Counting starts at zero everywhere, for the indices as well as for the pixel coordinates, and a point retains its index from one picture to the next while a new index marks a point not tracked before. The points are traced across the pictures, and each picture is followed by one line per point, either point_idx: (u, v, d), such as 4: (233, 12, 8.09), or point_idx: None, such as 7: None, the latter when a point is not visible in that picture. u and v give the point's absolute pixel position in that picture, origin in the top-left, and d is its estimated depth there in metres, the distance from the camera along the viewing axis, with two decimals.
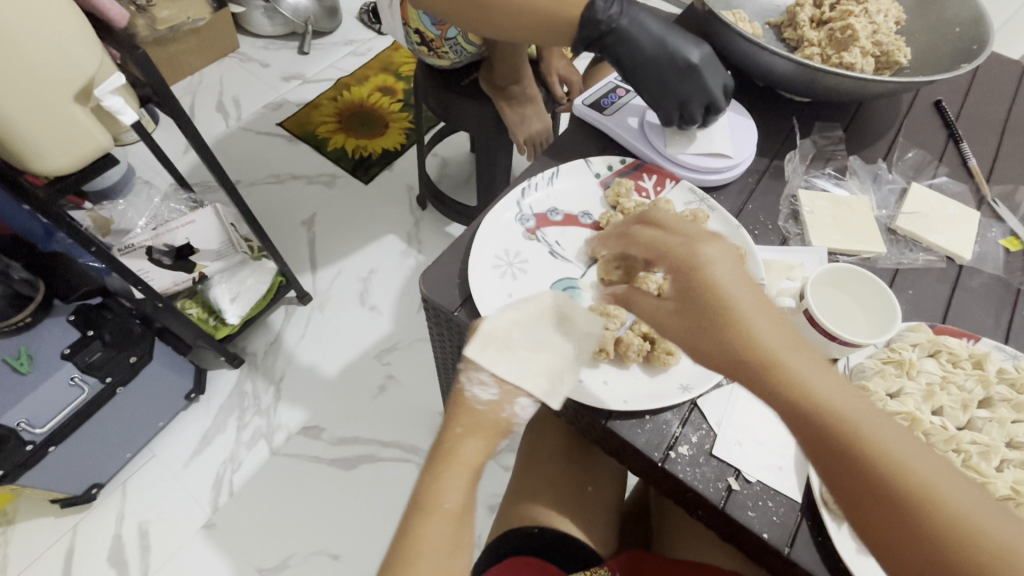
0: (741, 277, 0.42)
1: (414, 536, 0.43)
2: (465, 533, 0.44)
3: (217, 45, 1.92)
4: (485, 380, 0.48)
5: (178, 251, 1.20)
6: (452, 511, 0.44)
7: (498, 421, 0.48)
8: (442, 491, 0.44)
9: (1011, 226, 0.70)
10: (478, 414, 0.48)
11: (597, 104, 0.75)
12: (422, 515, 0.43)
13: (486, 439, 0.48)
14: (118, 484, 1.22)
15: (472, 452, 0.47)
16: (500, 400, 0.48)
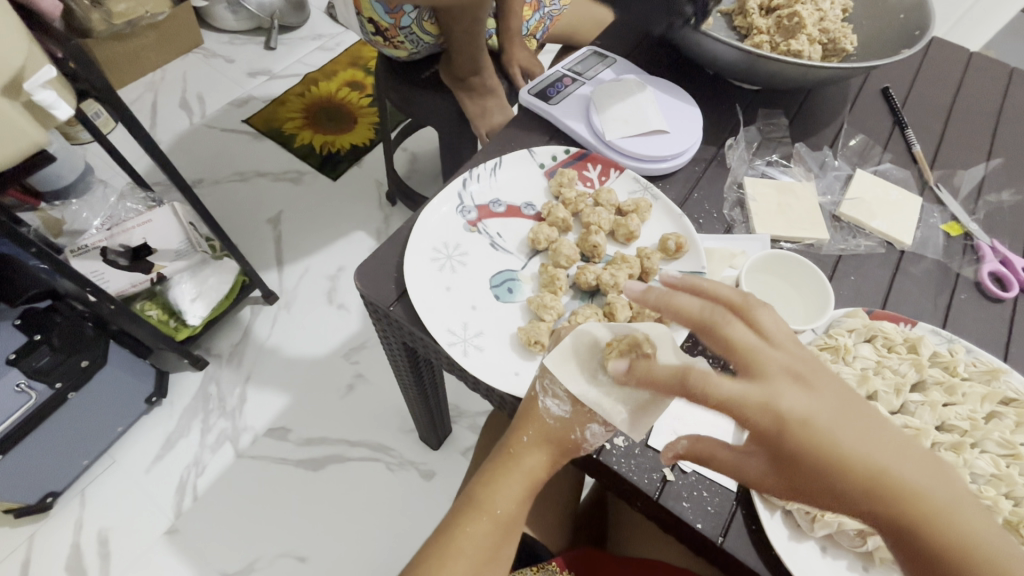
0: (826, 422, 0.38)
1: (465, 524, 0.49)
2: (509, 535, 0.50)
3: (180, 40, 1.87)
4: (559, 395, 0.49)
5: (134, 251, 1.13)
6: (501, 517, 0.50)
7: (566, 441, 0.50)
8: (498, 494, 0.50)
9: (953, 211, 0.70)
10: (548, 429, 0.50)
11: (542, 93, 0.74)
12: (471, 514, 0.50)
13: (550, 457, 0.51)
14: (76, 492, 1.19)
15: (536, 466, 0.51)
16: (571, 421, 0.49)
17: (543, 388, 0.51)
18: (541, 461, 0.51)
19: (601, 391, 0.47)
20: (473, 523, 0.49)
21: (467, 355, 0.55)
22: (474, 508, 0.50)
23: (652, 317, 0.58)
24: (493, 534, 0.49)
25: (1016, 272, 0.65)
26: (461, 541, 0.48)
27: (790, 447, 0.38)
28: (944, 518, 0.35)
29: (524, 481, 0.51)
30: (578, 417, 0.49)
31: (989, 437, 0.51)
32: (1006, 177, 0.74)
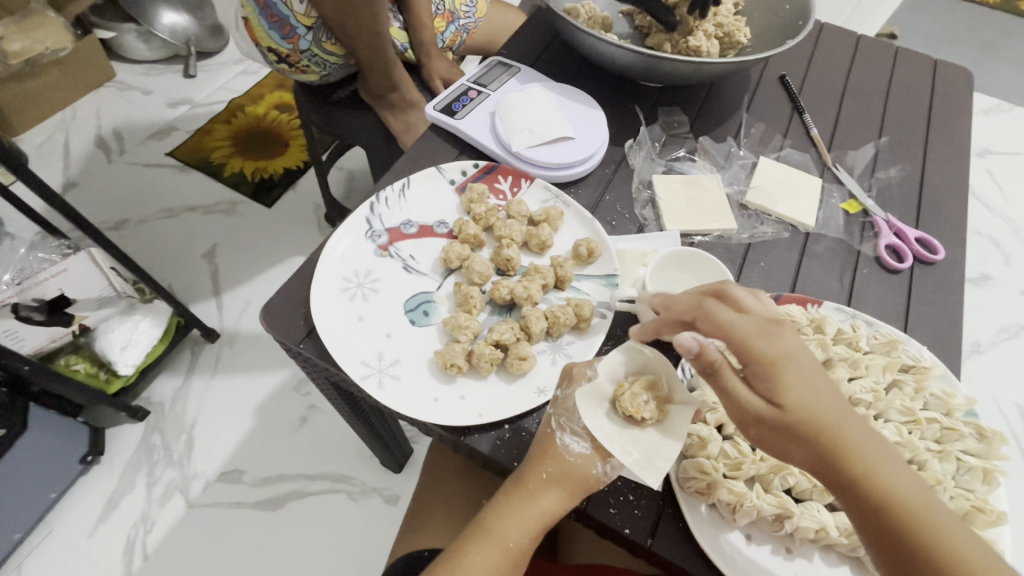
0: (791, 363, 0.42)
1: (474, 551, 0.50)
2: (517, 564, 0.51)
3: (89, 75, 1.77)
4: (578, 433, 0.50)
5: (51, 304, 1.04)
6: (512, 547, 0.50)
7: (587, 479, 0.49)
8: (511, 526, 0.50)
9: (851, 189, 0.74)
10: (567, 467, 0.49)
11: (448, 108, 0.73)
12: (481, 542, 0.50)
13: (570, 496, 0.49)
14: (12, 568, 1.10)
15: (553, 504, 0.49)
16: (592, 457, 0.49)
17: (560, 425, 0.51)
18: (560, 500, 0.49)
19: (613, 429, 0.48)
20: (483, 551, 0.49)
21: (382, 386, 0.53)
22: (486, 535, 0.50)
23: (569, 324, 0.57)
24: (501, 564, 0.49)
25: (909, 242, 0.69)
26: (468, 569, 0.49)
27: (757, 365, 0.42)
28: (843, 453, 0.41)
29: (537, 516, 0.50)
30: (596, 455, 0.50)
31: (891, 406, 0.53)
32: (894, 153, 0.78)
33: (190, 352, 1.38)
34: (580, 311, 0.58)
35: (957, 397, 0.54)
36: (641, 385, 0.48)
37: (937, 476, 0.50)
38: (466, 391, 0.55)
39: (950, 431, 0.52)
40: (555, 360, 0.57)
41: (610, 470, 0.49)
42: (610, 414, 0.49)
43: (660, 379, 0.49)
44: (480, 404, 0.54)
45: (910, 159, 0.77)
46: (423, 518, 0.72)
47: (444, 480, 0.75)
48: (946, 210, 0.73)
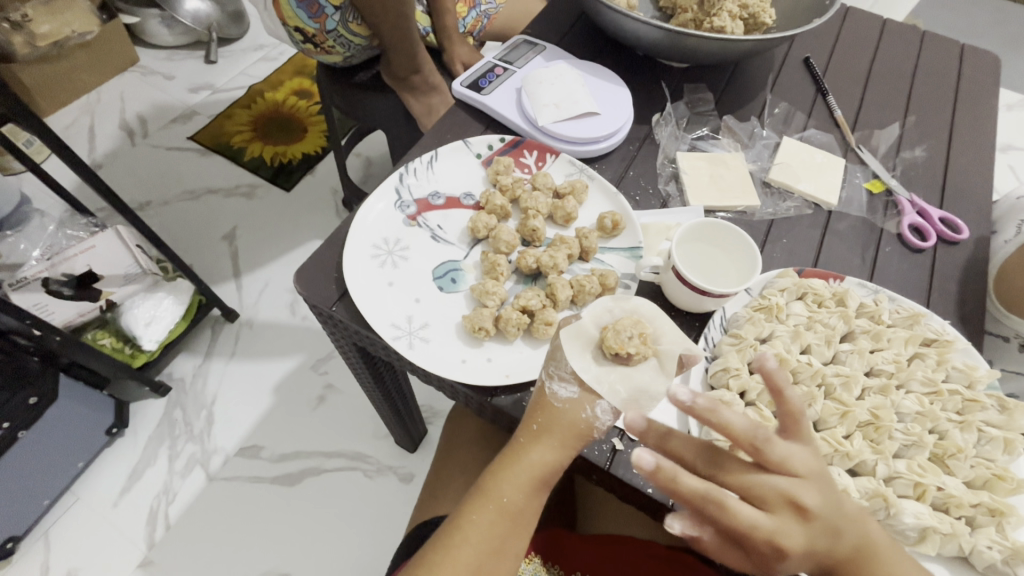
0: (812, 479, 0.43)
1: (471, 513, 0.49)
2: (517, 525, 0.50)
3: (113, 59, 1.80)
4: (565, 378, 0.51)
5: (79, 279, 1.07)
6: (507, 506, 0.50)
7: (575, 424, 0.49)
8: (505, 484, 0.50)
9: (874, 169, 0.74)
10: (555, 414, 0.50)
11: (475, 84, 0.74)
12: (476, 502, 0.50)
13: (560, 446, 0.50)
14: (40, 534, 1.14)
15: (543, 457, 0.50)
16: (580, 401, 0.50)
17: (549, 375, 0.52)
18: (549, 452, 0.50)
19: (601, 369, 0.50)
20: (479, 510, 0.49)
21: (412, 347, 0.55)
22: (480, 496, 0.50)
23: (594, 293, 0.59)
24: (500, 523, 0.49)
25: (932, 222, 0.69)
26: (466, 530, 0.49)
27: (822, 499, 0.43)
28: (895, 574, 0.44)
29: (529, 470, 0.50)
30: (585, 398, 0.50)
31: (912, 377, 0.54)
32: (919, 134, 0.78)
33: (211, 331, 1.41)
34: (605, 280, 0.59)
35: (979, 369, 0.54)
36: (626, 324, 0.50)
37: (958, 445, 0.50)
38: (493, 354, 0.56)
39: (971, 403, 0.53)
40: None
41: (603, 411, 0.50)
42: (597, 357, 0.51)
43: (645, 322, 0.51)
44: (506, 366, 0.55)
45: (934, 141, 0.77)
46: (444, 484, 0.74)
47: (465, 447, 0.76)
48: (971, 193, 0.73)
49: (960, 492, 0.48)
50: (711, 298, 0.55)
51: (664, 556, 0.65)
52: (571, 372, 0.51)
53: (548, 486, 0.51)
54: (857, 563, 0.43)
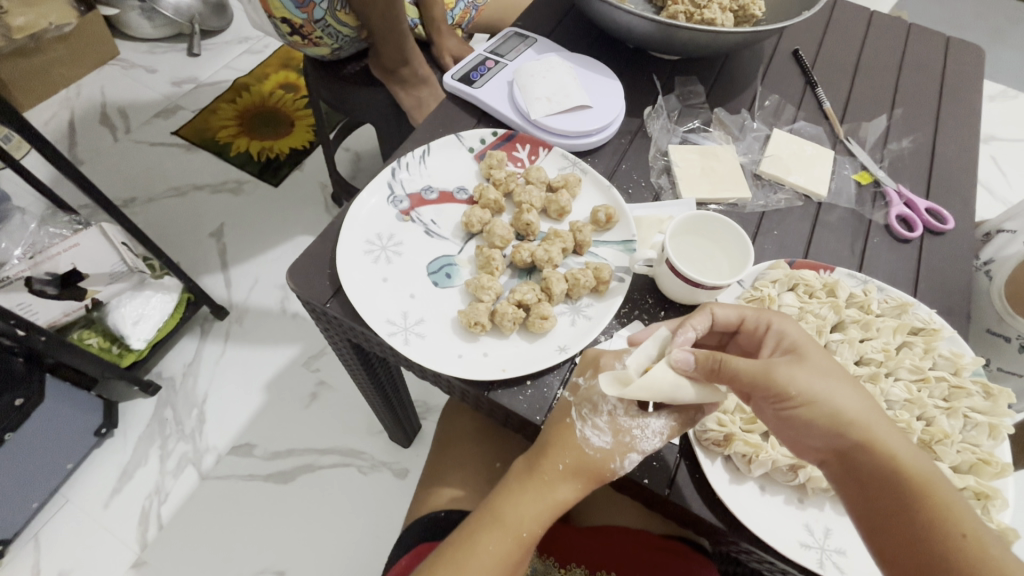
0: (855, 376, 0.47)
1: (485, 537, 0.50)
2: (529, 553, 0.51)
3: (92, 53, 1.76)
4: (599, 427, 0.50)
5: (63, 277, 1.05)
6: (526, 539, 0.50)
7: (604, 471, 0.50)
8: (522, 516, 0.51)
9: (862, 161, 0.74)
10: (585, 459, 0.50)
11: (466, 78, 0.74)
12: (492, 530, 0.50)
13: (583, 486, 0.51)
14: (30, 536, 1.12)
15: (566, 495, 0.51)
16: (612, 451, 0.50)
17: (581, 418, 0.51)
18: (568, 487, 0.51)
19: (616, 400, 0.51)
20: (496, 540, 0.50)
21: (408, 343, 0.55)
22: (496, 522, 0.51)
23: (588, 287, 0.59)
24: (515, 553, 0.50)
25: (919, 212, 0.70)
26: (480, 555, 0.49)
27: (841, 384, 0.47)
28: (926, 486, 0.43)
29: (550, 505, 0.51)
30: (620, 448, 0.50)
31: (901, 364, 0.55)
32: (906, 126, 0.79)
33: (200, 329, 1.39)
34: (600, 274, 0.59)
35: (965, 357, 0.55)
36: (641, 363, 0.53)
37: (945, 430, 0.51)
38: (489, 348, 0.56)
39: (957, 389, 0.54)
40: (575, 321, 0.59)
41: (647, 440, 0.50)
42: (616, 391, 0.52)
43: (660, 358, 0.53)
44: (503, 360, 0.56)
45: (921, 133, 0.78)
46: (440, 478, 0.74)
47: (461, 441, 0.77)
48: (956, 184, 0.74)
49: (947, 477, 0.49)
50: (705, 290, 0.55)
51: (661, 546, 0.66)
52: (606, 421, 0.51)
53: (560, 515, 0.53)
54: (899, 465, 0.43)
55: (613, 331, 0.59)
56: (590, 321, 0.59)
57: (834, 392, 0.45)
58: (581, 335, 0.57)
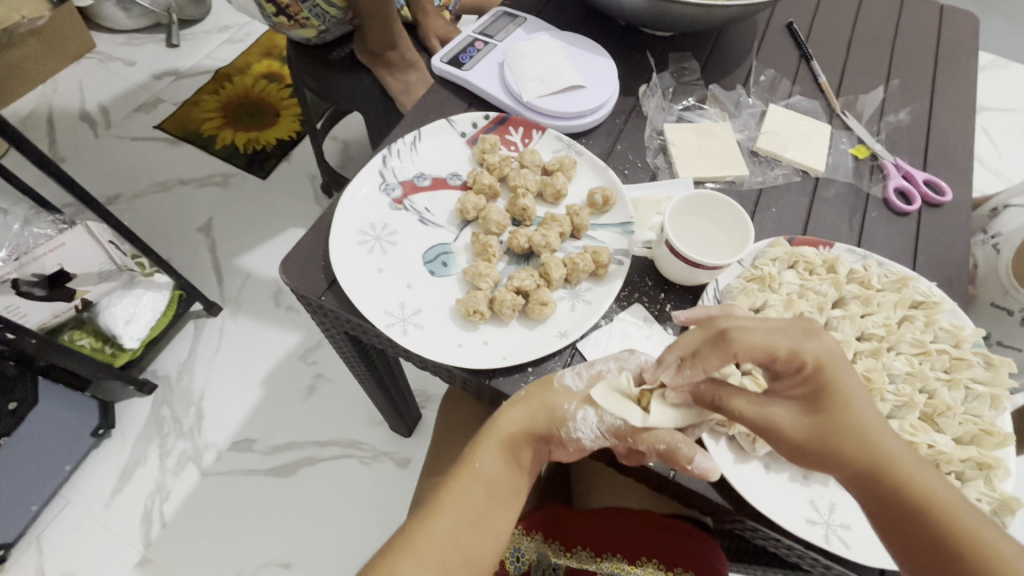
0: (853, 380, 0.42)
1: (451, 483, 0.52)
2: (490, 493, 0.52)
3: (67, 46, 1.71)
4: (576, 371, 0.52)
5: (51, 278, 1.02)
6: (480, 473, 0.52)
7: (551, 401, 0.51)
8: (481, 452, 0.52)
9: (859, 135, 0.74)
10: (534, 389, 0.52)
11: (456, 60, 0.72)
12: (455, 473, 0.53)
13: (533, 418, 0.51)
14: (32, 539, 1.12)
15: (518, 428, 0.52)
16: (573, 391, 0.51)
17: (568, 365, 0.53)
18: (526, 421, 0.51)
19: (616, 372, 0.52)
20: (457, 479, 0.52)
21: (406, 334, 0.54)
22: (461, 467, 0.52)
23: (587, 271, 0.58)
24: (473, 489, 0.51)
25: (917, 185, 0.69)
26: (445, 499, 0.50)
27: (824, 386, 0.42)
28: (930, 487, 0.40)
29: (500, 438, 0.52)
30: (583, 399, 0.51)
31: (902, 339, 0.55)
32: (903, 97, 0.78)
33: (194, 326, 1.37)
34: (598, 257, 0.58)
35: (966, 329, 0.55)
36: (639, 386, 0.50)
37: (947, 403, 0.51)
38: (489, 337, 0.56)
39: (958, 361, 0.54)
40: (574, 306, 0.58)
41: (610, 411, 0.51)
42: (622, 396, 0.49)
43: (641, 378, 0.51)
44: (503, 348, 0.55)
45: (917, 104, 0.78)
46: (442, 466, 0.74)
47: (462, 429, 0.76)
48: (952, 155, 0.74)
49: (951, 448, 0.49)
50: (705, 270, 0.55)
51: (668, 524, 0.67)
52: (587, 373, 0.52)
53: (522, 457, 0.53)
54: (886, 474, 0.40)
55: (613, 315, 0.58)
56: (589, 306, 0.58)
57: (850, 436, 0.41)
58: (582, 320, 0.57)
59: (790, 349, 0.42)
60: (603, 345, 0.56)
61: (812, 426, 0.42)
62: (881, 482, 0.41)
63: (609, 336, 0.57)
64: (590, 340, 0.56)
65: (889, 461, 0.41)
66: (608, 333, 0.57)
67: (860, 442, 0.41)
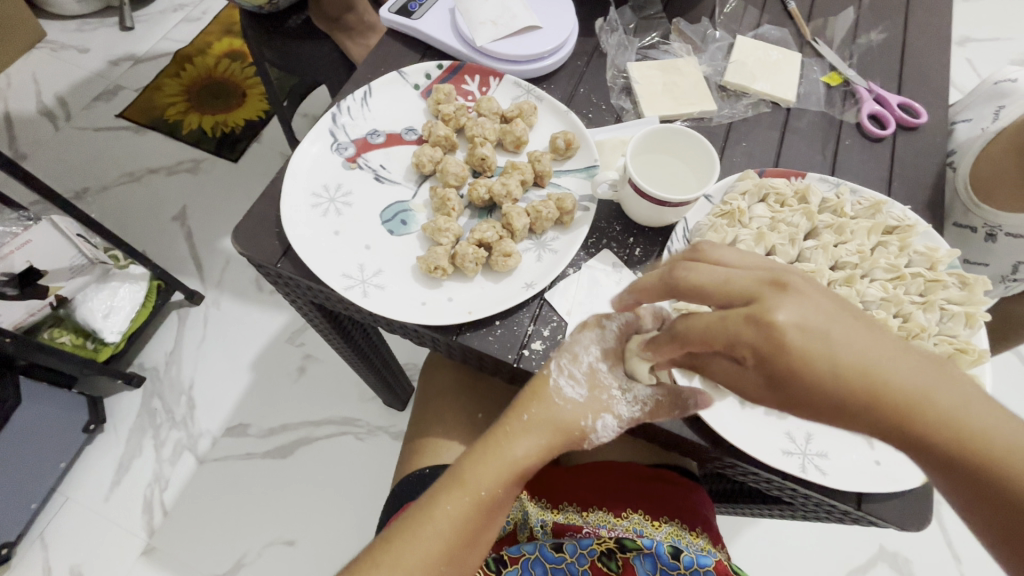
0: (834, 326, 0.30)
1: (446, 498, 0.46)
2: (488, 518, 0.46)
3: (16, 37, 1.63)
4: (575, 377, 0.47)
5: (21, 277, 0.97)
6: (484, 501, 0.45)
7: (572, 429, 0.47)
8: (483, 475, 0.46)
9: (831, 62, 0.71)
10: (555, 410, 0.47)
11: (404, 9, 0.68)
12: (450, 490, 0.46)
13: (545, 447, 0.47)
14: (35, 537, 1.11)
15: (529, 453, 0.46)
16: (584, 408, 0.47)
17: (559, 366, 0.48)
18: (538, 451, 0.47)
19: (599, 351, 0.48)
20: (452, 500, 0.45)
21: (367, 295, 0.53)
22: (457, 486, 0.46)
23: (551, 218, 0.56)
24: (472, 515, 0.45)
25: (891, 108, 0.67)
26: (439, 521, 0.45)
27: (793, 366, 0.30)
28: (970, 423, 0.29)
29: (508, 463, 0.46)
30: (596, 407, 0.47)
31: (876, 265, 0.54)
32: (875, 18, 0.75)
33: (177, 316, 1.34)
34: (562, 204, 0.56)
35: (941, 250, 0.54)
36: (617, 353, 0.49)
37: (921, 324, 0.50)
38: (453, 293, 0.54)
39: (933, 283, 0.53)
40: (541, 256, 0.57)
41: (624, 406, 0.47)
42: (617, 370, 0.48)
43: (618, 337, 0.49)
44: (469, 303, 0.53)
45: (892, 25, 0.74)
46: (426, 433, 0.72)
47: (444, 395, 0.75)
48: (929, 75, 0.71)
49: None
50: (671, 208, 0.53)
51: (651, 475, 0.67)
52: (582, 370, 0.47)
53: (524, 480, 0.48)
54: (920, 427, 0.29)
55: (581, 262, 0.56)
56: (556, 255, 0.56)
57: (838, 405, 0.30)
58: (548, 270, 0.55)
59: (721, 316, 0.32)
60: (571, 294, 0.54)
61: (783, 401, 0.32)
62: (915, 446, 0.30)
63: (578, 284, 0.55)
64: (559, 289, 0.54)
65: (904, 417, 0.29)
66: (576, 281, 0.55)
67: (852, 398, 0.30)
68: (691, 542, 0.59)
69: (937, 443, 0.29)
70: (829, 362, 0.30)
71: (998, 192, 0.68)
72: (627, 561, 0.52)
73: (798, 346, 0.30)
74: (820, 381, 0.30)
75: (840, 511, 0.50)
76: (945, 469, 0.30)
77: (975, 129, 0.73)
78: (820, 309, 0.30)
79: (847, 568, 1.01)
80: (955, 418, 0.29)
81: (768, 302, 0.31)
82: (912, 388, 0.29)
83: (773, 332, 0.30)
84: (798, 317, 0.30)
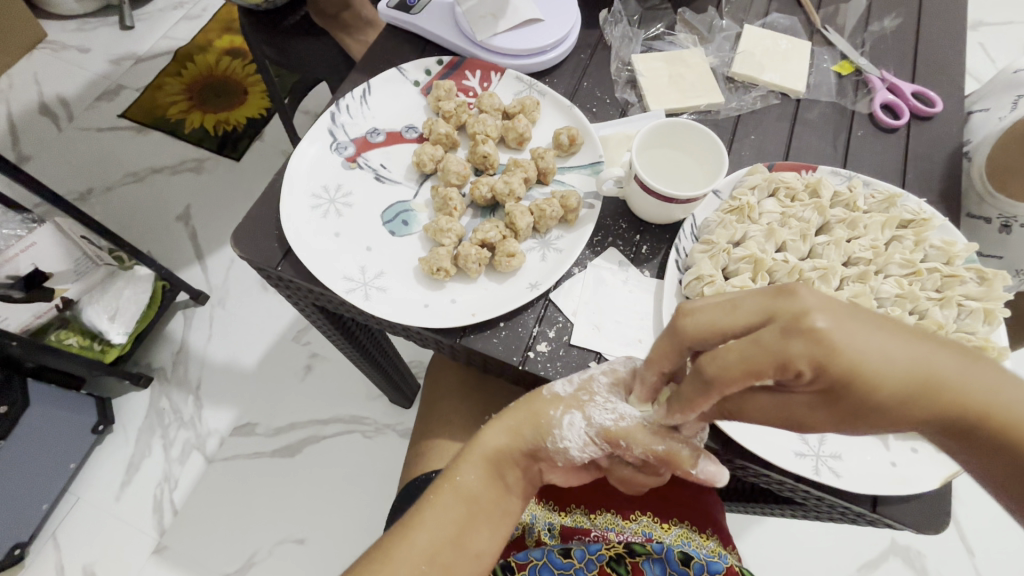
0: (865, 326, 0.30)
1: (430, 495, 0.47)
2: (472, 513, 0.46)
3: (16, 38, 1.62)
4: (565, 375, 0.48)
5: (27, 279, 0.97)
6: (463, 489, 0.47)
7: (540, 412, 0.47)
8: (462, 464, 0.48)
9: (842, 50, 0.69)
10: (525, 397, 0.49)
11: (403, 3, 0.66)
12: (436, 487, 0.48)
13: (516, 431, 0.48)
14: (47, 536, 1.11)
15: (502, 438, 0.48)
16: (560, 399, 0.47)
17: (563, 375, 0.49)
18: (511, 435, 0.48)
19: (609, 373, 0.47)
20: (435, 492, 0.47)
21: (369, 298, 0.52)
22: (441, 479, 0.48)
23: (554, 217, 0.55)
24: (454, 506, 0.46)
25: (905, 98, 0.65)
26: (424, 514, 0.45)
27: (844, 376, 0.29)
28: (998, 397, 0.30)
29: (483, 451, 0.48)
30: (572, 402, 0.47)
31: (890, 261, 0.52)
32: (887, 3, 0.73)
33: (183, 316, 1.34)
34: (566, 202, 0.55)
35: (958, 245, 0.52)
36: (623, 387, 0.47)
37: (938, 321, 0.49)
38: (456, 295, 0.53)
39: (950, 279, 0.51)
40: (545, 256, 0.56)
41: (600, 412, 0.46)
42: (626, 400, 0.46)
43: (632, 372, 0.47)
44: (472, 305, 0.52)
45: (905, 10, 0.72)
46: (432, 435, 0.72)
47: (448, 397, 0.74)
48: (943, 62, 0.69)
49: None
50: (678, 205, 0.52)
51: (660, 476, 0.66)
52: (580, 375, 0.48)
53: (505, 473, 0.48)
54: (955, 406, 0.30)
55: (586, 261, 0.55)
56: (560, 254, 0.55)
57: (892, 402, 0.30)
58: (553, 270, 0.54)
59: (760, 339, 0.30)
60: (577, 294, 0.53)
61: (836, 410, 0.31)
62: (961, 428, 0.30)
63: (583, 286, 0.53)
64: (564, 290, 0.53)
65: (952, 401, 0.30)
66: (581, 282, 0.54)
67: (901, 395, 0.30)
68: (701, 544, 0.59)
69: (985, 419, 0.30)
70: (871, 364, 0.29)
71: (1014, 181, 0.66)
72: (636, 565, 0.51)
73: (842, 354, 0.29)
74: (868, 384, 0.29)
75: (855, 513, 0.49)
76: (997, 448, 0.30)
77: (991, 119, 0.71)
78: (843, 307, 0.30)
79: (858, 562, 1.00)
80: (988, 397, 0.30)
81: (796, 312, 0.30)
82: (945, 371, 0.30)
83: (822, 345, 0.29)
84: (828, 320, 0.29)
